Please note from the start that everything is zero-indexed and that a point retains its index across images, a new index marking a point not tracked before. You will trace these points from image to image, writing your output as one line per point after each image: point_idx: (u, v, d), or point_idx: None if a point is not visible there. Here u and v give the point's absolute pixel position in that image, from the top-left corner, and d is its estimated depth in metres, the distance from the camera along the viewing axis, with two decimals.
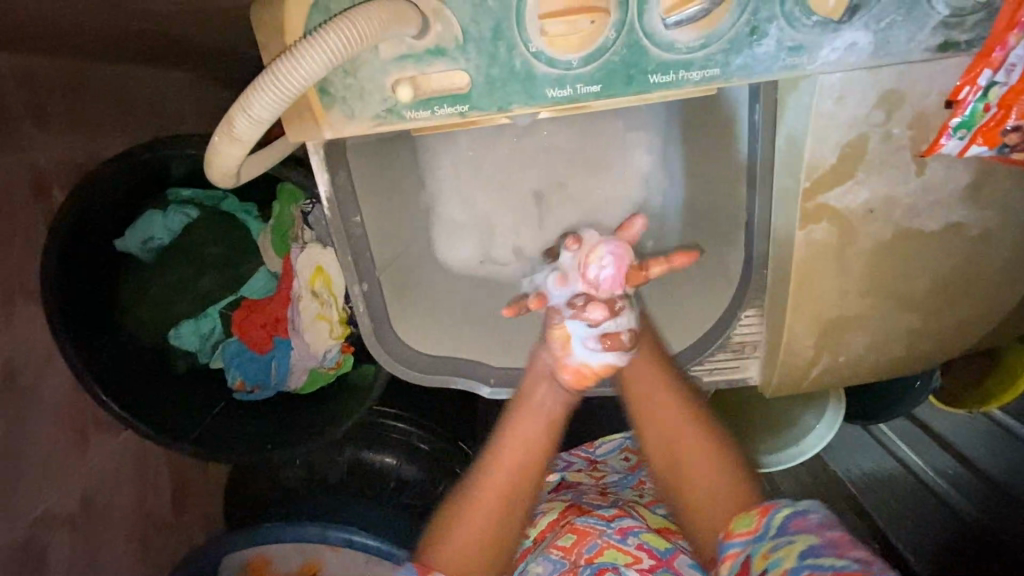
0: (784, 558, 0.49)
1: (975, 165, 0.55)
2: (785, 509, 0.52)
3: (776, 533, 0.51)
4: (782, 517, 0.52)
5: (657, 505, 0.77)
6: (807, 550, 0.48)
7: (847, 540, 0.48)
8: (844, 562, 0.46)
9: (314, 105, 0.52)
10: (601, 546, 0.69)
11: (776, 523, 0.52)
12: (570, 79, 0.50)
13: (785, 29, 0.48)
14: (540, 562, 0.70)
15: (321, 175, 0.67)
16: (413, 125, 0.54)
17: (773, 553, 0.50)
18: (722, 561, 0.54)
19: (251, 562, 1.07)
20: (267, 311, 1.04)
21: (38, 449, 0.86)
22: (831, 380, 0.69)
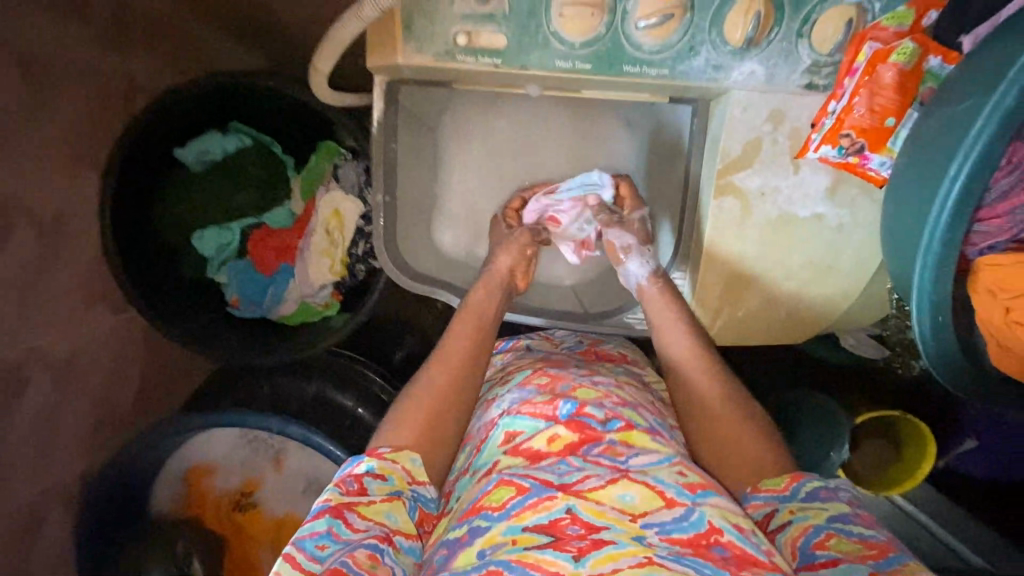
0: (812, 516, 0.66)
1: (831, 173, 0.80)
2: (815, 481, 0.70)
3: (804, 496, 0.69)
4: (810, 486, 0.70)
5: (613, 368, 0.92)
6: (836, 516, 0.65)
7: (868, 516, 0.66)
8: (855, 529, 0.63)
9: (398, 35, 0.76)
10: (573, 387, 0.82)
11: (803, 491, 0.69)
12: (571, 55, 0.76)
13: (710, 52, 0.74)
14: (516, 396, 0.84)
15: (378, 102, 0.89)
16: (460, 67, 0.78)
17: (801, 511, 0.67)
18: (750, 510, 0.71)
19: (196, 464, 1.13)
20: (282, 238, 1.20)
21: (54, 292, 0.96)
22: (729, 334, 0.89)
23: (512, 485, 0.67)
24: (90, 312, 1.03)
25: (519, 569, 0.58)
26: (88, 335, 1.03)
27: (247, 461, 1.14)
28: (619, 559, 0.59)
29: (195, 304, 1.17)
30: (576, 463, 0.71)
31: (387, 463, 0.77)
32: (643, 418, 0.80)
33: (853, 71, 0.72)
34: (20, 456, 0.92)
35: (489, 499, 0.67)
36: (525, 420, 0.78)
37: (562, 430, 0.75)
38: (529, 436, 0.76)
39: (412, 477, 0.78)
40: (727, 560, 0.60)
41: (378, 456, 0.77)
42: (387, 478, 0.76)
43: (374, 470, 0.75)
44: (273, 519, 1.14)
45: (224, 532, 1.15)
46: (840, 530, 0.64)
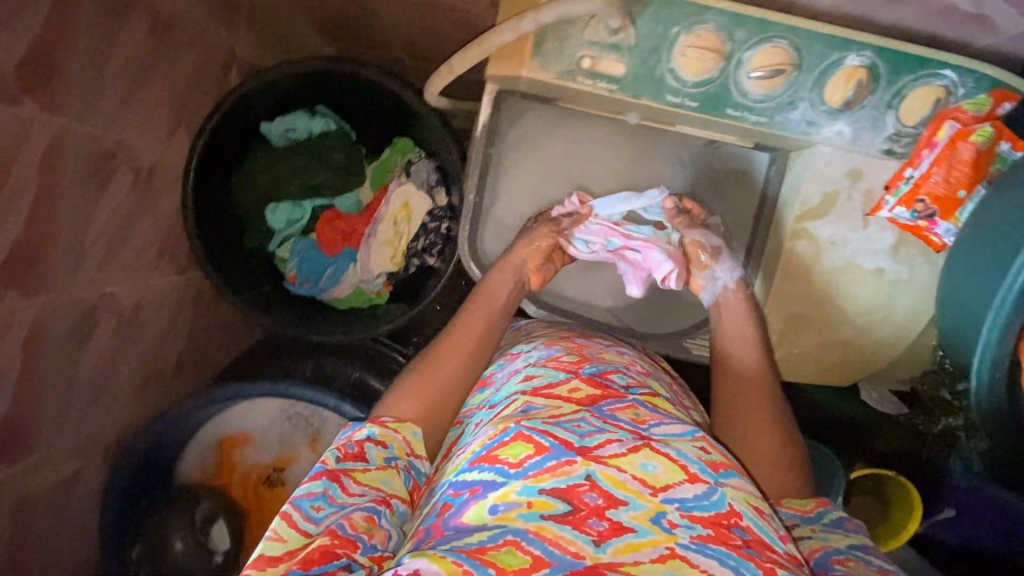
0: (833, 539, 0.74)
1: (896, 233, 0.88)
2: (837, 513, 0.79)
3: (828, 521, 0.77)
4: (833, 515, 0.78)
5: (626, 353, 1.00)
6: (857, 544, 0.74)
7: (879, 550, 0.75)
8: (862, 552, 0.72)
9: (531, 51, 0.83)
10: (601, 365, 0.92)
11: (827, 517, 0.78)
12: (682, 92, 0.83)
13: (807, 108, 0.82)
14: (539, 359, 0.92)
15: (485, 108, 0.95)
16: (577, 88, 0.85)
17: (824, 531, 0.75)
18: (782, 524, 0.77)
19: (232, 433, 1.13)
20: (348, 223, 1.22)
21: (135, 241, 0.96)
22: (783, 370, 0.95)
23: (534, 437, 0.74)
24: (158, 267, 1.04)
25: (538, 540, 0.65)
26: (151, 290, 1.04)
27: (284, 437, 1.14)
28: (641, 550, 0.66)
29: (253, 275, 1.19)
30: (596, 425, 0.78)
31: (388, 431, 0.81)
32: (662, 399, 0.90)
33: (931, 144, 0.80)
34: (79, 402, 0.91)
35: (507, 453, 0.73)
36: (553, 372, 0.88)
37: (583, 386, 0.86)
38: (551, 383, 0.86)
39: (410, 448, 0.82)
40: (748, 543, 0.69)
41: (380, 424, 0.81)
42: (386, 447, 0.79)
43: (373, 442, 0.79)
44: None
45: (246, 505, 1.14)
46: (860, 553, 0.72)
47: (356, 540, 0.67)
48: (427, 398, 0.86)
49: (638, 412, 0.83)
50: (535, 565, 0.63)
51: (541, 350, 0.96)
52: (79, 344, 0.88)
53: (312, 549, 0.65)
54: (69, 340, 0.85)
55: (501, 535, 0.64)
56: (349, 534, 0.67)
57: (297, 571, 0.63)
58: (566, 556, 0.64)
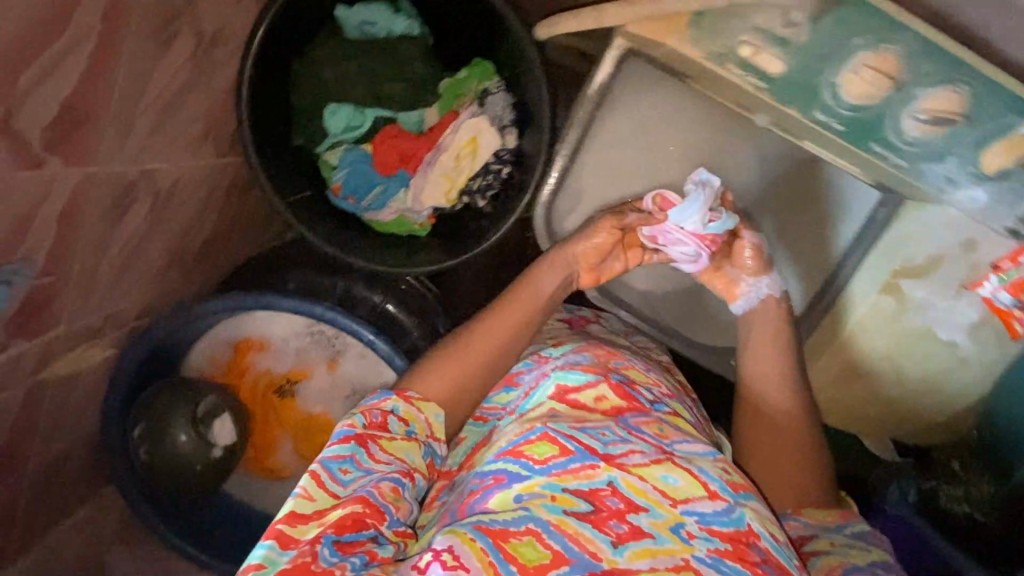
0: (854, 552, 0.72)
1: (984, 311, 0.85)
2: (858, 524, 0.76)
3: (849, 533, 0.75)
4: (856, 528, 0.76)
5: (653, 363, 0.94)
6: (881, 561, 0.71)
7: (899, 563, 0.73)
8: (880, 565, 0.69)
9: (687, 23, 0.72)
10: (626, 369, 0.85)
11: (850, 530, 0.75)
12: (832, 111, 0.74)
13: (957, 165, 0.75)
14: (565, 356, 0.85)
15: (607, 65, 0.84)
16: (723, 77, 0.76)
17: (843, 544, 0.73)
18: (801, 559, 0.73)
19: (249, 336, 1.09)
20: (407, 143, 1.11)
21: (186, 117, 0.85)
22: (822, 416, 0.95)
23: (561, 444, 0.69)
24: (202, 148, 0.93)
25: (558, 534, 0.61)
26: (191, 173, 0.93)
27: (301, 351, 1.11)
28: (658, 557, 0.61)
29: (295, 175, 1.09)
30: (620, 434, 0.73)
31: (411, 408, 0.77)
32: (684, 419, 0.84)
33: None
34: (104, 281, 0.84)
35: (532, 450, 0.69)
36: (580, 376, 0.80)
37: (610, 395, 0.78)
38: (580, 385, 0.79)
39: (431, 430, 0.78)
40: (766, 563, 0.65)
41: (404, 400, 0.77)
42: (407, 425, 0.75)
43: (396, 415, 0.75)
44: (307, 414, 1.14)
45: (251, 408, 1.13)
46: (879, 567, 0.70)
47: (384, 510, 0.64)
48: (474, 363, 0.85)
49: (661, 426, 0.77)
50: (554, 561, 0.59)
51: (568, 353, 0.87)
52: (113, 222, 0.80)
53: (344, 514, 0.62)
54: (105, 216, 0.77)
55: (524, 523, 0.60)
56: (379, 503, 0.64)
57: (330, 534, 0.60)
58: (585, 554, 0.59)
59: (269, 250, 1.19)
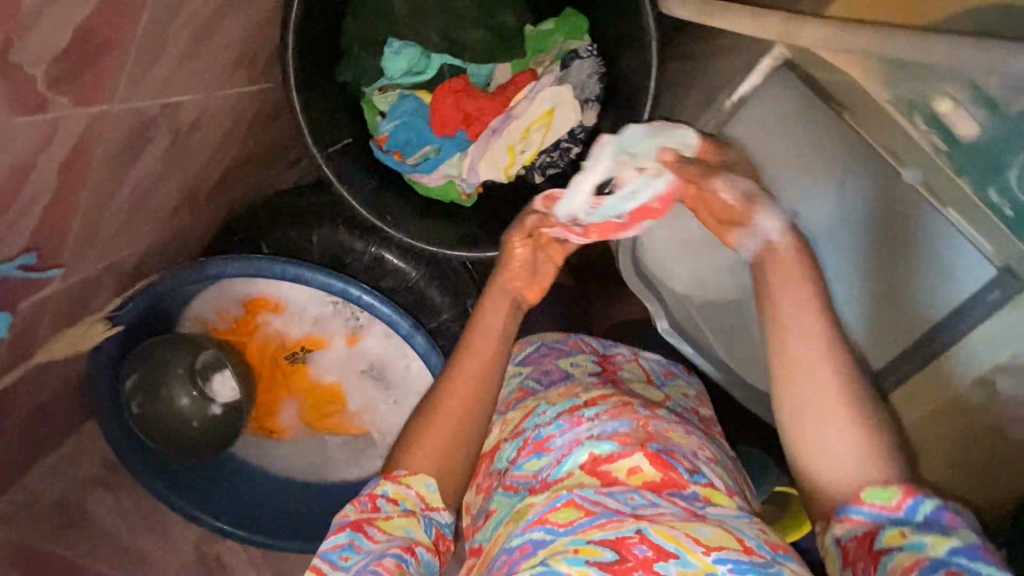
0: (932, 542, 0.49)
1: None
2: (932, 502, 0.51)
3: (923, 521, 0.51)
4: (927, 506, 0.51)
5: (688, 416, 0.83)
6: (963, 548, 0.48)
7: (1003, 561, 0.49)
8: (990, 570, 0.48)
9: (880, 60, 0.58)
10: (663, 427, 0.74)
11: (923, 514, 0.51)
12: (1006, 200, 0.58)
13: None
14: (597, 415, 0.74)
15: (754, 76, 0.70)
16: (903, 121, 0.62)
17: (919, 537, 0.50)
18: (836, 520, 0.53)
19: (259, 295, 0.97)
20: (471, 100, 0.95)
21: (222, 40, 0.67)
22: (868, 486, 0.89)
23: (589, 516, 0.62)
24: (233, 77, 0.76)
25: None
26: (217, 106, 0.76)
27: (319, 319, 1.00)
28: None
29: (336, 117, 0.92)
30: (650, 497, 0.64)
31: (401, 487, 0.68)
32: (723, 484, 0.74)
33: None
34: (106, 231, 0.69)
35: (555, 515, 0.63)
36: (613, 442, 0.70)
37: (645, 464, 0.68)
38: (611, 455, 0.69)
39: (426, 503, 0.69)
40: None
41: (393, 481, 0.69)
42: (398, 505, 0.68)
43: (388, 496, 0.68)
44: (318, 383, 1.05)
45: (256, 371, 1.03)
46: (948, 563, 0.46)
47: None
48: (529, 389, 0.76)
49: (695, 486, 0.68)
50: None
51: (602, 415, 0.74)
52: (124, 166, 0.64)
53: None
54: (117, 161, 0.61)
55: None
56: None
57: None
58: None
59: (292, 194, 1.04)
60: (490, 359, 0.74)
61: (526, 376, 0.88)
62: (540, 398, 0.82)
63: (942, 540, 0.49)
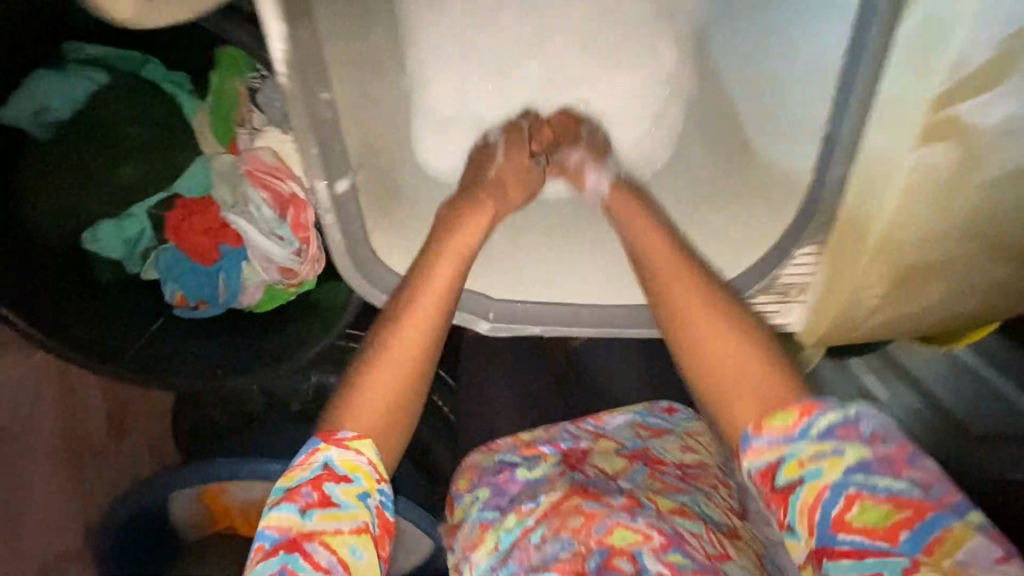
0: (826, 469, 0.43)
1: None
2: (830, 415, 0.45)
3: (816, 439, 0.44)
4: (828, 419, 0.45)
5: (663, 479, 0.60)
6: (858, 465, 0.43)
7: (905, 455, 0.43)
8: (892, 484, 0.42)
9: None
10: (610, 527, 0.52)
11: (817, 428, 0.45)
12: None
13: None
14: (545, 541, 0.53)
15: (272, 26, 0.46)
16: None
17: (812, 461, 0.44)
18: (741, 455, 0.47)
19: (203, 487, 0.93)
20: (209, 213, 0.83)
21: None
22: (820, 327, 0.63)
23: None
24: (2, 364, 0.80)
25: None
26: None
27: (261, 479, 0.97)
28: None
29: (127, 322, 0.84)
30: None
31: (349, 456, 0.49)
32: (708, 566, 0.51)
33: None
34: None
35: None
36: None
37: None
38: None
39: (381, 475, 0.51)
40: None
41: (338, 445, 0.50)
42: (351, 483, 0.49)
43: (333, 469, 0.49)
44: None
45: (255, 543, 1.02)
46: (861, 487, 0.42)
47: None
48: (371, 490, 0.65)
49: None
50: None
51: (545, 534, 0.54)
52: None
53: None
54: None
55: None
56: None
57: None
58: None
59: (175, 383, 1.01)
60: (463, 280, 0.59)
61: (477, 501, 0.62)
62: (493, 527, 0.58)
63: (836, 462, 0.43)
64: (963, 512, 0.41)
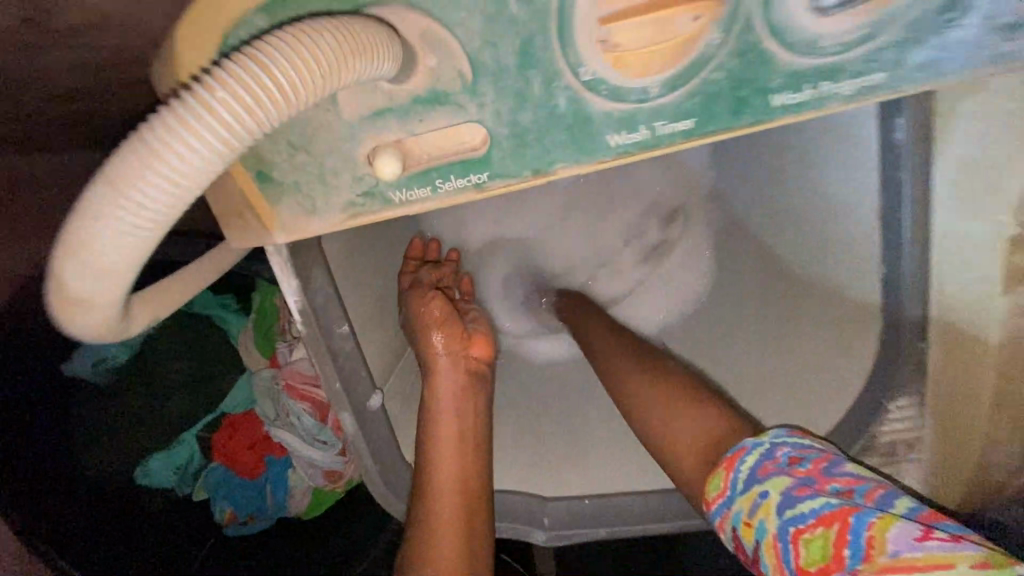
0: (764, 517, 0.40)
1: None
2: (751, 455, 0.43)
3: (745, 485, 0.42)
4: (750, 459, 0.43)
5: None
6: (782, 499, 0.40)
7: (822, 469, 0.40)
8: (822, 503, 0.38)
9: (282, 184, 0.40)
10: None
11: (743, 478, 0.43)
12: (642, 115, 0.39)
13: (900, 47, 0.38)
14: None
15: (288, 280, 0.46)
16: (404, 210, 0.42)
17: (754, 515, 0.41)
18: (721, 526, 0.44)
19: None
20: (257, 426, 0.84)
21: None
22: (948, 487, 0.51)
23: None
24: None
25: None
26: None
27: None
28: None
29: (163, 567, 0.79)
30: None
31: None
32: None
33: None
34: None
35: None
36: None
37: None
38: None
39: None
40: None
41: None
42: None
43: None
44: None
45: None
46: (798, 524, 0.38)
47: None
48: None
49: None
50: None
51: None
52: None
53: None
54: None
55: None
56: None
57: None
58: None
59: None
60: (464, 380, 0.57)
61: None
62: None
63: (769, 505, 0.40)
64: (884, 505, 0.37)
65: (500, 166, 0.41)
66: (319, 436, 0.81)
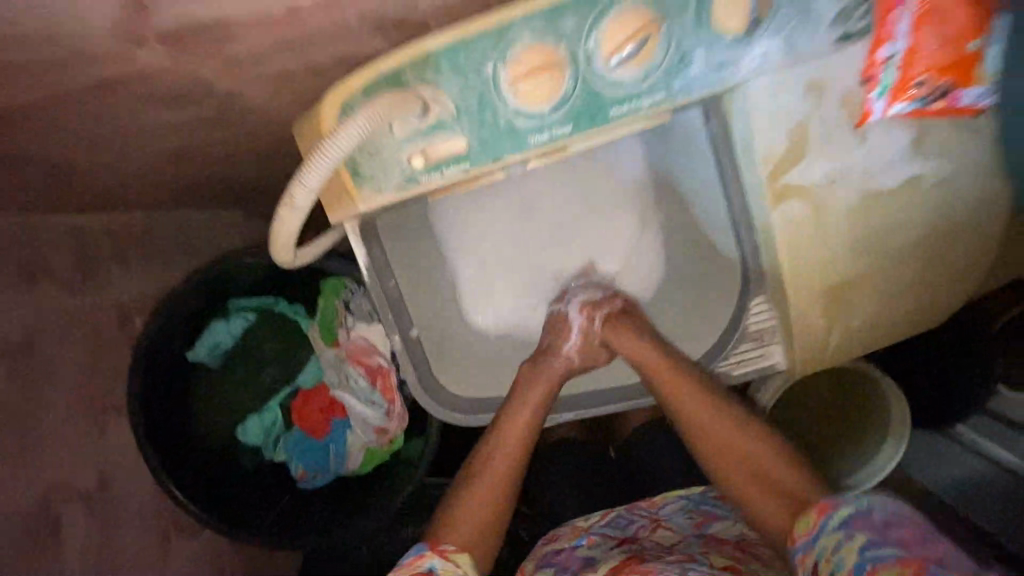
0: (845, 556, 0.57)
1: (909, 122, 0.63)
2: (841, 513, 0.61)
3: (832, 534, 0.60)
4: (840, 515, 0.61)
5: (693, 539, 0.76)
6: (866, 544, 0.57)
7: (911, 539, 0.56)
8: (903, 558, 0.54)
9: (349, 186, 0.66)
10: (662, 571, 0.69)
11: (831, 528, 0.61)
12: (546, 125, 0.62)
13: (707, 52, 0.59)
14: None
15: (359, 249, 0.77)
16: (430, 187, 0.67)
17: (835, 554, 0.58)
18: (811, 565, 0.61)
19: None
20: (324, 395, 1.11)
21: (132, 556, 0.96)
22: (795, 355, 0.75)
23: None
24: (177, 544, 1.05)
25: None
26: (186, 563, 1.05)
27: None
28: None
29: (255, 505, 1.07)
30: None
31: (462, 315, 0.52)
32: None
33: (892, 32, 0.57)
34: None
35: None
36: None
37: None
38: None
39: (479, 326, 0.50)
40: None
41: (440, 555, 0.66)
42: None
43: None
44: None
45: None
46: (875, 562, 0.55)
47: None
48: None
49: None
50: None
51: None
52: None
53: None
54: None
55: None
56: None
57: None
58: None
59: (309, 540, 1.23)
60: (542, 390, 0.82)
61: (543, 561, 0.80)
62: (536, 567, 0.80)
63: (851, 553, 0.57)
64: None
65: (477, 161, 0.65)
66: (372, 399, 1.08)
